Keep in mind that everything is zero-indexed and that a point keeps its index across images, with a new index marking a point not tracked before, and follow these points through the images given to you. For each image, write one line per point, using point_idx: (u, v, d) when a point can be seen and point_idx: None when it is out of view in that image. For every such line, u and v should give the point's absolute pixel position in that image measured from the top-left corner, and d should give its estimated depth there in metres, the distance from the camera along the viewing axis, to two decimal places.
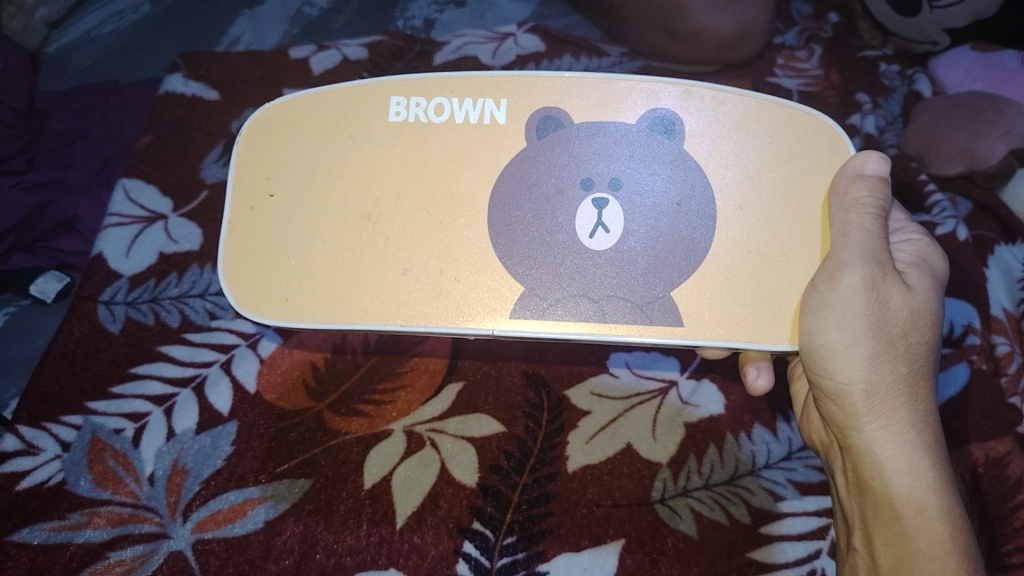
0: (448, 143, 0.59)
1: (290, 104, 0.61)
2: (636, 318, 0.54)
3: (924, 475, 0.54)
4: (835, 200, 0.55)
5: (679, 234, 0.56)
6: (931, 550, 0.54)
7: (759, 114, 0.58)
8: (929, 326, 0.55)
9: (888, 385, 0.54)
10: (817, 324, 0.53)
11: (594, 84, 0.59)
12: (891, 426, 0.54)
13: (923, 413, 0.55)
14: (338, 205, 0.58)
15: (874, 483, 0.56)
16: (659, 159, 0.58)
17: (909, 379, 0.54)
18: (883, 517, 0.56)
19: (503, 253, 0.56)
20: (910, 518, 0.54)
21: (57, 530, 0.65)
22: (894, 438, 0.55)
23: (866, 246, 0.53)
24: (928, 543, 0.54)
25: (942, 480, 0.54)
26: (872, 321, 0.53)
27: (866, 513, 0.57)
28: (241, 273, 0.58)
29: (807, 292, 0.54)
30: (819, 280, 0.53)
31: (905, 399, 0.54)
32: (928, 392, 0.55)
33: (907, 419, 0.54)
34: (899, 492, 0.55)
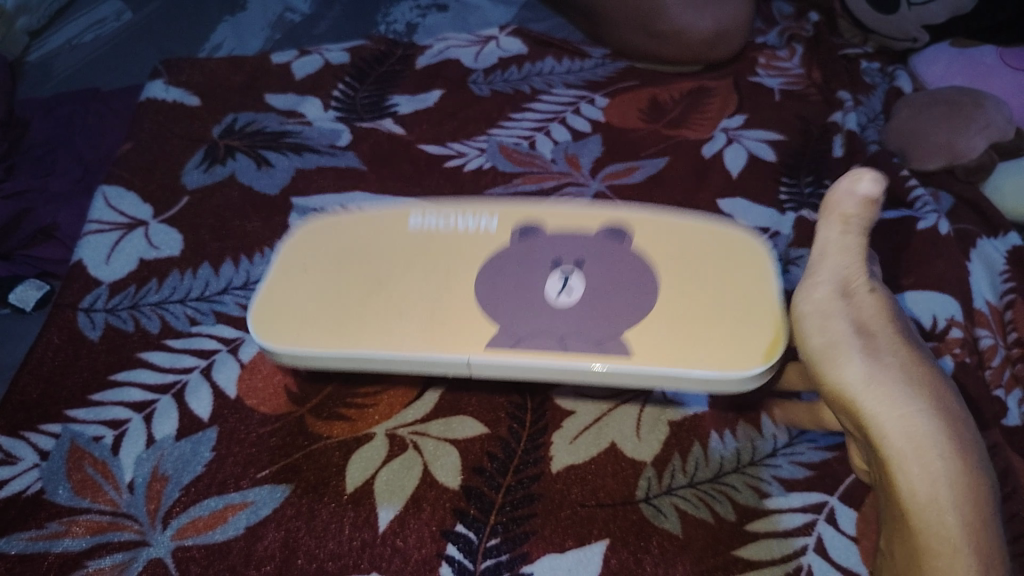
0: (456, 244, 0.59)
1: (343, 206, 0.63)
2: (595, 351, 0.52)
3: (933, 463, 0.45)
4: (829, 210, 0.56)
5: (639, 291, 0.55)
6: (940, 545, 0.45)
7: (689, 226, 0.59)
8: (904, 318, 0.51)
9: (881, 376, 0.48)
10: (810, 328, 0.52)
11: (552, 205, 0.61)
12: (892, 418, 0.47)
13: (937, 398, 0.47)
14: (374, 271, 0.58)
15: (882, 490, 0.49)
16: (608, 237, 0.59)
17: (903, 366, 0.48)
18: (898, 522, 0.48)
19: (516, 305, 0.55)
20: (920, 515, 0.46)
21: (34, 540, 0.62)
22: (899, 424, 0.46)
23: (838, 259, 0.54)
24: (938, 538, 0.45)
25: (959, 468, 0.45)
26: (850, 319, 0.51)
27: (891, 527, 0.49)
28: (268, 306, 0.57)
29: (796, 299, 0.54)
30: (803, 290, 0.54)
31: (902, 381, 0.47)
32: (939, 378, 0.48)
33: (909, 404, 0.47)
34: (909, 490, 0.46)
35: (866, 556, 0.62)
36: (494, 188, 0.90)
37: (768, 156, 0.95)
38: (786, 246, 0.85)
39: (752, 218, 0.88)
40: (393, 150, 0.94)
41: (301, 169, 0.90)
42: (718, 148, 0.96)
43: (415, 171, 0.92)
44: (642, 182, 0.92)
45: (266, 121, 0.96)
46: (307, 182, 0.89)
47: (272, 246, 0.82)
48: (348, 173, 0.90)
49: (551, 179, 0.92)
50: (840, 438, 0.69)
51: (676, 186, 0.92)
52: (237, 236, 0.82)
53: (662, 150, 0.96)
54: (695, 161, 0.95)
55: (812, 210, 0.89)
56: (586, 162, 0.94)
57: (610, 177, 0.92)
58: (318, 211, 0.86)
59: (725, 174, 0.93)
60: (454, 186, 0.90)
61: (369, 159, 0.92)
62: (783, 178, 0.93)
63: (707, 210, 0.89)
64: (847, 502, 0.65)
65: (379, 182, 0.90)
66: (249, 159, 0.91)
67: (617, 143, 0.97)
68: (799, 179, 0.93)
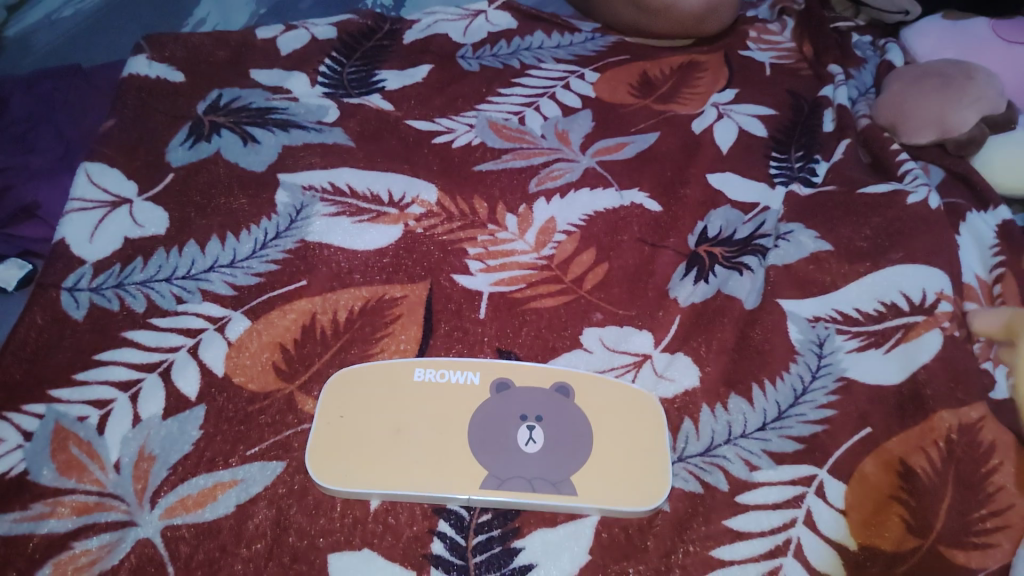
0: (459, 401, 0.66)
1: (367, 369, 0.68)
2: (552, 491, 0.62)
3: None
4: None
5: (581, 441, 0.65)
6: None
7: (621, 407, 0.67)
8: None
9: None
10: None
11: (520, 367, 0.69)
12: None
13: None
14: (404, 434, 0.64)
15: None
16: (558, 409, 0.67)
17: None
18: None
19: (512, 454, 0.64)
20: None
21: (18, 522, 0.60)
22: None
23: None
24: None
25: None
26: None
27: None
28: (323, 451, 0.63)
29: None
30: None
31: None
32: None
33: None
34: None
35: (855, 528, 0.63)
36: (483, 164, 0.89)
37: (758, 131, 0.95)
38: (777, 220, 0.85)
39: (742, 193, 0.88)
40: (381, 126, 0.93)
41: (287, 146, 0.89)
42: (708, 124, 0.96)
43: (403, 147, 0.91)
44: (632, 158, 0.91)
45: (251, 96, 0.94)
46: (294, 159, 0.87)
47: (258, 223, 0.81)
48: (336, 149, 0.89)
49: (541, 154, 0.91)
50: (830, 411, 0.69)
51: (667, 161, 0.91)
52: (223, 213, 0.81)
53: (652, 126, 0.95)
54: (686, 136, 0.94)
55: (803, 184, 0.89)
56: (576, 137, 0.93)
57: (601, 153, 0.92)
58: (306, 188, 0.84)
59: (715, 149, 0.93)
60: (443, 162, 0.89)
61: (357, 135, 0.91)
62: (772, 153, 0.93)
63: (698, 185, 0.88)
64: (835, 475, 0.65)
65: (367, 159, 0.88)
66: (235, 135, 0.89)
67: (607, 119, 0.96)
68: (788, 154, 0.93)
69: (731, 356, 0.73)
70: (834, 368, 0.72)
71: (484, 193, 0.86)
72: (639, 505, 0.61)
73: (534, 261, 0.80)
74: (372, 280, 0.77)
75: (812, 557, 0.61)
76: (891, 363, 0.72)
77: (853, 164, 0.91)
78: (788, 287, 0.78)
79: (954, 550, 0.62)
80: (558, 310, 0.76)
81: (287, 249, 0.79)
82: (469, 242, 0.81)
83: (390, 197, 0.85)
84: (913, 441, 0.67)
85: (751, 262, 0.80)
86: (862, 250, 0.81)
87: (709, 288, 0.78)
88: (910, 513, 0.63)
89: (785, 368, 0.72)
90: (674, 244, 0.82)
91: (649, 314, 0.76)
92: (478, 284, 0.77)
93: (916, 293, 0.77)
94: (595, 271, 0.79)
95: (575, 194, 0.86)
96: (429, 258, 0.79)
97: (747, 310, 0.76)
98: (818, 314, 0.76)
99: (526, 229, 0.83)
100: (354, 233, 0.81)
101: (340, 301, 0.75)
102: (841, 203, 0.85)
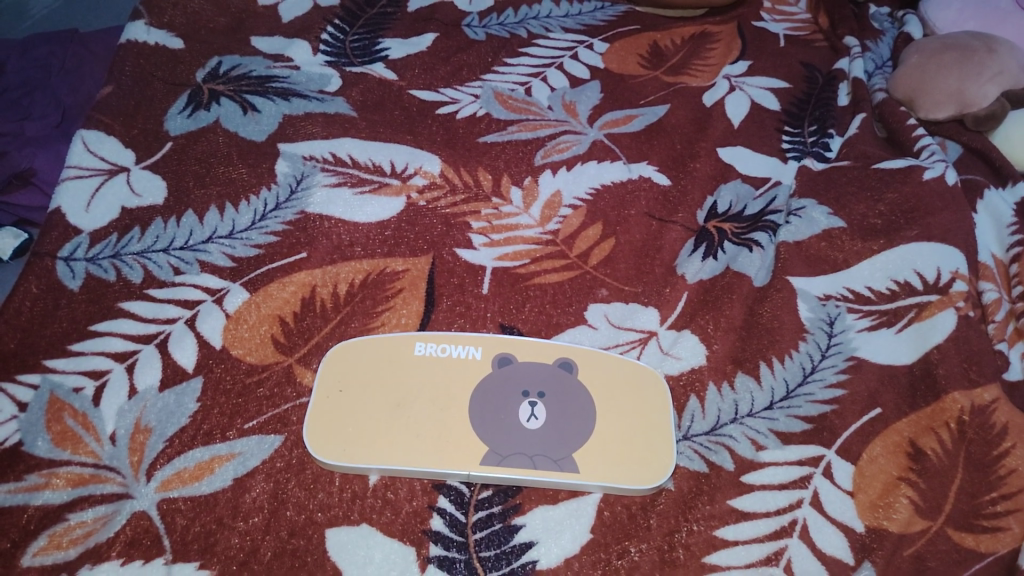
0: (457, 376, 0.65)
1: (367, 342, 0.67)
2: (553, 467, 0.61)
3: None
4: None
5: (583, 418, 0.63)
6: None
7: (626, 384, 0.65)
8: None
9: None
10: None
11: (523, 341, 0.68)
12: None
13: None
14: (402, 408, 0.63)
15: None
16: (561, 384, 0.65)
17: None
18: None
19: (513, 429, 0.62)
20: None
21: (12, 493, 0.59)
22: None
23: None
24: None
25: None
26: None
27: None
28: (324, 427, 0.62)
29: None
30: None
31: None
32: None
33: None
34: None
35: (863, 510, 0.62)
36: (488, 135, 0.87)
37: (770, 104, 0.93)
38: (788, 196, 0.83)
39: (753, 168, 0.85)
40: (383, 96, 0.90)
41: (288, 115, 0.87)
42: (719, 97, 0.93)
43: (406, 117, 0.88)
44: (640, 131, 0.89)
45: (251, 64, 0.92)
46: (295, 129, 0.85)
47: (258, 193, 0.79)
48: (338, 119, 0.87)
49: (547, 126, 0.89)
50: (839, 391, 0.68)
51: (676, 134, 0.89)
52: (222, 182, 0.80)
53: (662, 98, 0.93)
54: (696, 109, 0.92)
55: (815, 159, 0.86)
56: (583, 109, 0.91)
57: (609, 125, 0.89)
58: (306, 158, 0.83)
59: (726, 123, 0.90)
60: (447, 133, 0.87)
61: (359, 105, 0.89)
62: (785, 128, 0.90)
63: (708, 159, 0.86)
64: (843, 455, 0.64)
65: (369, 129, 0.86)
66: (234, 104, 0.87)
67: (615, 90, 0.94)
68: (801, 129, 0.90)
69: (739, 334, 0.71)
70: (844, 347, 0.70)
71: (488, 165, 0.84)
72: (641, 484, 0.60)
73: (539, 235, 0.78)
74: (374, 252, 0.76)
75: (817, 540, 0.60)
76: (903, 343, 0.71)
77: (868, 139, 0.88)
78: (798, 264, 0.76)
79: (963, 534, 0.61)
80: (562, 286, 0.74)
81: (287, 220, 0.77)
82: (472, 215, 0.79)
83: (393, 168, 0.83)
84: (923, 423, 0.66)
85: (760, 239, 0.78)
86: (875, 227, 0.79)
87: (717, 265, 0.76)
88: (919, 495, 0.62)
89: (794, 347, 0.70)
90: (683, 219, 0.80)
91: (655, 291, 0.74)
92: (481, 258, 0.76)
93: (930, 272, 0.75)
94: (601, 246, 0.77)
95: (581, 167, 0.84)
96: (431, 232, 0.78)
97: (755, 287, 0.75)
98: (828, 292, 0.74)
99: (531, 203, 0.81)
100: (355, 204, 0.79)
101: (340, 273, 0.74)
102: (855, 178, 0.83)
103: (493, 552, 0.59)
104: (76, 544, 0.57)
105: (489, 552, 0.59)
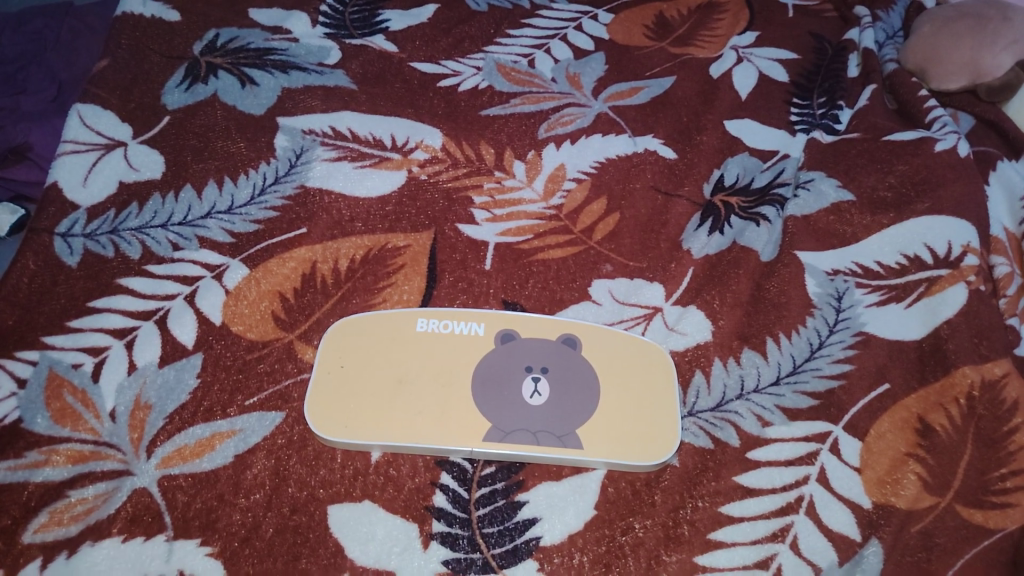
0: (459, 352, 0.64)
1: (367, 319, 0.66)
2: (557, 443, 0.60)
3: None
4: None
5: (587, 394, 0.63)
6: None
7: (631, 360, 0.65)
8: None
9: None
10: None
11: (527, 317, 0.67)
12: None
13: None
14: (404, 385, 0.62)
15: None
16: (565, 360, 0.65)
17: None
18: None
19: (516, 405, 0.62)
20: None
21: (12, 470, 0.59)
22: None
23: None
24: None
25: None
26: None
27: None
28: (325, 404, 0.61)
29: None
30: None
31: None
32: None
33: None
34: None
35: (870, 486, 0.61)
36: (491, 109, 0.85)
37: (778, 76, 0.91)
38: (797, 169, 0.81)
39: (760, 140, 0.84)
40: (384, 68, 0.89)
41: (287, 89, 0.85)
42: (726, 69, 0.91)
43: (407, 90, 0.87)
44: (646, 103, 0.87)
45: (249, 37, 0.90)
46: (294, 102, 0.84)
47: (257, 167, 0.78)
48: (337, 93, 0.85)
49: (551, 99, 0.87)
50: (847, 366, 0.67)
51: (682, 106, 0.87)
52: (220, 156, 0.79)
53: (668, 70, 0.91)
54: (702, 81, 0.90)
55: (825, 132, 0.85)
56: (587, 81, 0.89)
57: (613, 98, 0.88)
58: (306, 132, 0.81)
59: (734, 95, 0.88)
60: (448, 106, 0.85)
61: (359, 78, 0.87)
62: (793, 100, 0.88)
63: (715, 131, 0.84)
64: (851, 432, 0.63)
65: (370, 102, 0.85)
66: (232, 77, 0.86)
67: (620, 62, 0.92)
68: (810, 101, 0.89)
69: (745, 309, 0.70)
70: (852, 323, 0.69)
71: (491, 139, 0.82)
72: (646, 460, 0.60)
73: (543, 211, 0.77)
74: (374, 228, 0.74)
75: (823, 516, 0.60)
76: (912, 318, 0.70)
77: (878, 110, 0.87)
78: (806, 238, 0.75)
79: (971, 510, 0.60)
80: (566, 261, 0.73)
81: (287, 195, 0.76)
82: (474, 190, 0.78)
83: (394, 142, 0.81)
84: (932, 398, 0.65)
85: (768, 213, 0.77)
86: (885, 200, 0.77)
87: (724, 239, 0.75)
88: (927, 471, 0.61)
89: (801, 322, 0.69)
90: (689, 193, 0.79)
91: (660, 266, 0.73)
92: (483, 234, 0.75)
93: (941, 246, 0.73)
94: (606, 221, 0.76)
95: (585, 140, 0.83)
96: (432, 207, 0.76)
97: (763, 262, 0.73)
98: (837, 267, 0.73)
99: (534, 177, 0.79)
100: (355, 179, 0.78)
101: (341, 249, 0.73)
102: (864, 151, 0.81)
103: (496, 528, 0.58)
104: (77, 521, 0.57)
105: (492, 528, 0.58)
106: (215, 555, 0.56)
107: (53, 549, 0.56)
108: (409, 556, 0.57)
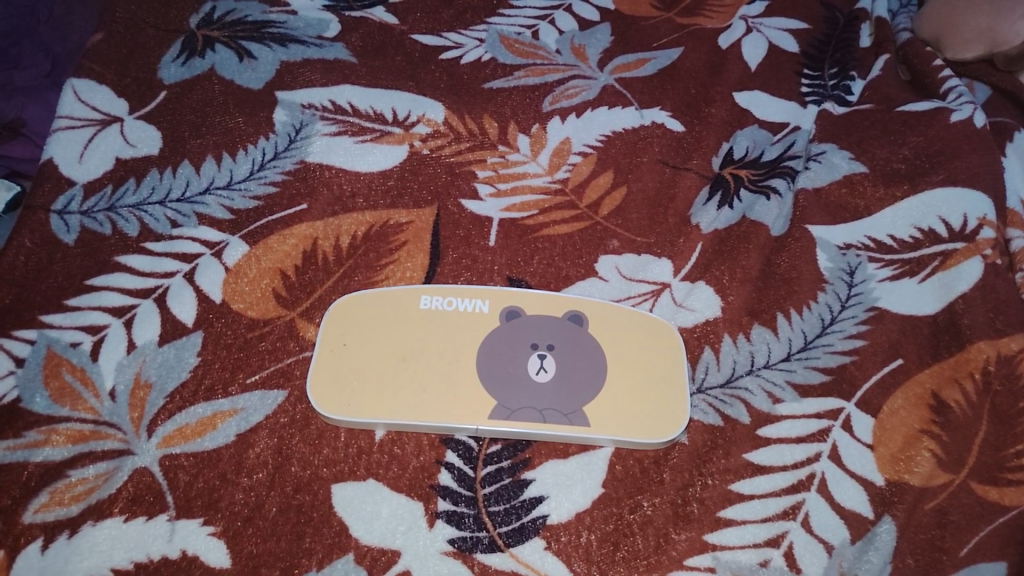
0: (462, 330, 0.63)
1: (368, 297, 0.65)
2: (564, 421, 0.59)
3: None
4: None
5: (594, 371, 0.62)
6: None
7: (639, 337, 0.63)
8: None
9: None
10: None
11: (533, 295, 0.66)
12: None
13: None
14: (407, 364, 0.61)
15: None
16: (572, 337, 0.63)
17: None
18: None
19: (521, 382, 0.61)
20: None
21: (12, 450, 0.58)
22: None
23: None
24: None
25: None
26: None
27: None
28: (326, 382, 0.60)
29: None
30: None
31: None
32: None
33: None
34: None
35: (883, 463, 0.60)
36: (494, 81, 0.83)
37: (789, 47, 0.89)
38: (807, 141, 0.79)
39: (770, 112, 0.82)
40: (385, 41, 0.87)
41: (285, 62, 0.83)
42: (735, 39, 0.89)
43: (408, 63, 0.85)
44: (654, 75, 0.85)
45: (247, 10, 0.88)
46: (292, 76, 0.82)
47: (256, 142, 0.77)
48: (337, 66, 0.84)
49: (555, 71, 0.85)
50: (859, 342, 0.65)
51: (690, 78, 0.85)
52: (218, 132, 0.77)
53: (675, 41, 0.89)
54: (710, 52, 0.88)
55: (836, 103, 0.83)
56: (593, 52, 0.87)
57: (620, 70, 0.85)
58: (305, 106, 0.80)
59: (743, 66, 0.86)
60: (450, 79, 0.83)
61: (360, 51, 0.85)
62: (804, 71, 0.86)
63: (723, 104, 0.82)
64: (863, 408, 0.62)
65: (370, 75, 0.83)
66: (230, 51, 0.84)
67: (626, 33, 0.90)
68: (821, 72, 0.86)
69: (755, 285, 0.69)
70: (865, 298, 0.68)
71: (494, 112, 0.80)
72: (654, 437, 0.59)
73: (548, 185, 0.75)
74: (376, 204, 0.73)
75: (836, 494, 0.59)
76: (926, 293, 0.68)
77: (892, 81, 0.84)
78: (817, 212, 0.73)
79: (986, 487, 0.59)
80: (572, 237, 0.71)
81: (286, 170, 0.75)
82: (477, 164, 0.76)
83: (394, 116, 0.80)
84: (947, 373, 0.64)
85: (778, 186, 0.75)
86: (899, 172, 0.75)
87: (733, 214, 0.73)
88: (941, 448, 0.60)
89: (812, 297, 0.68)
90: (697, 166, 0.77)
91: (668, 241, 0.71)
92: (487, 209, 0.73)
93: (957, 218, 0.72)
94: (612, 196, 0.75)
95: (591, 113, 0.81)
96: (435, 181, 0.75)
97: (773, 237, 0.72)
98: (849, 241, 0.71)
99: (539, 150, 0.78)
100: (355, 153, 0.76)
101: (342, 225, 0.71)
102: (877, 122, 0.79)
103: (503, 506, 0.57)
104: (78, 501, 0.56)
105: (499, 506, 0.57)
106: (218, 534, 0.55)
107: (54, 529, 0.55)
108: (415, 535, 0.56)
